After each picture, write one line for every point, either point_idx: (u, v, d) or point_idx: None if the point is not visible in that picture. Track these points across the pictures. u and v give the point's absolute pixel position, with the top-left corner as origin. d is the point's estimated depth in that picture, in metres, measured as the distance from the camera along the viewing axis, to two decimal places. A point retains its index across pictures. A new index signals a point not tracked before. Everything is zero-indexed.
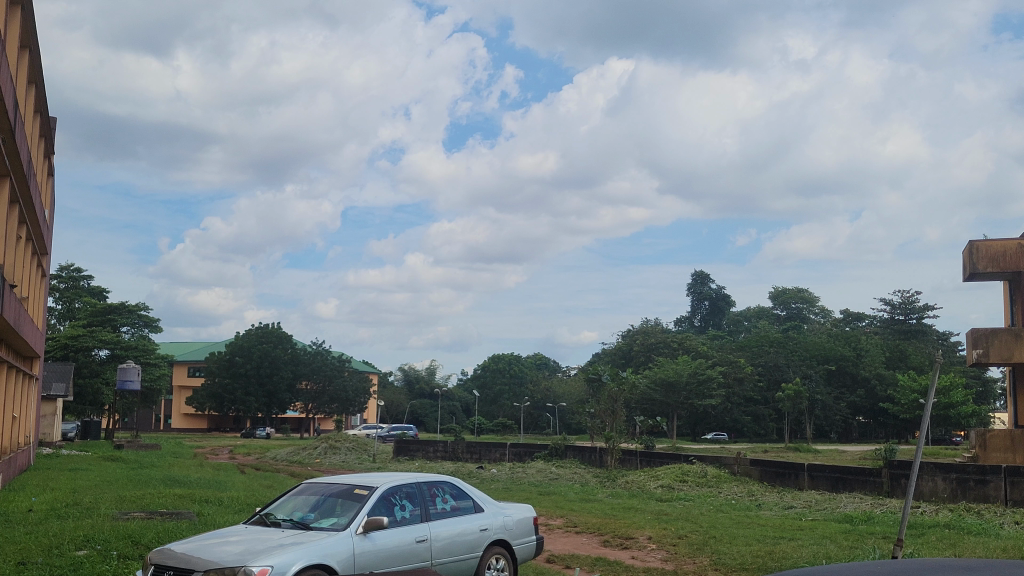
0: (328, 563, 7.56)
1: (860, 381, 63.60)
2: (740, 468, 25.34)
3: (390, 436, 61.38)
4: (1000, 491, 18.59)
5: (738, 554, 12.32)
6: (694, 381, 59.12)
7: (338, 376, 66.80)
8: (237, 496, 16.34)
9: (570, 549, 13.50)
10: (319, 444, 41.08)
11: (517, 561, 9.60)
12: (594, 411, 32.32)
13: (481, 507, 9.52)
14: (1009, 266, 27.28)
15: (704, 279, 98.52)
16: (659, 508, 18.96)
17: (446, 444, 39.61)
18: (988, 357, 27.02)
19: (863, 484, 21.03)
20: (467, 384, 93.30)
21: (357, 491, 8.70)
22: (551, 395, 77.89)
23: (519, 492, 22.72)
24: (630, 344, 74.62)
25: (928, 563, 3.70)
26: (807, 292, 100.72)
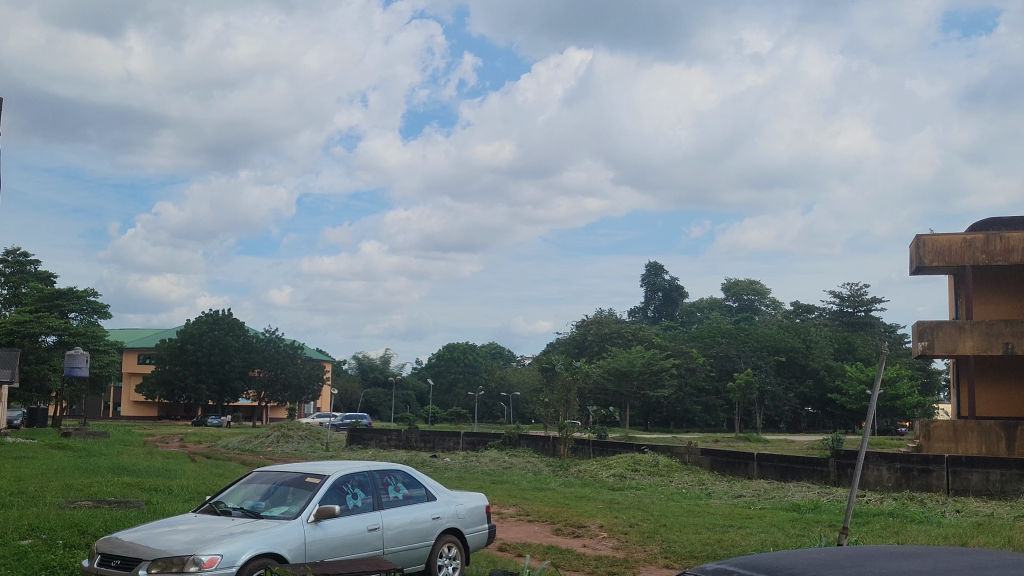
0: (279, 552, 7.51)
1: (809, 372, 64.65)
2: (691, 458, 25.62)
3: (344, 424, 61.15)
4: (943, 481, 19.06)
5: (687, 543, 12.44)
6: (647, 371, 59.67)
7: (291, 364, 66.33)
8: (187, 484, 16.16)
9: (522, 537, 13.54)
10: (271, 432, 40.71)
11: (468, 550, 9.62)
12: (548, 400, 32.41)
13: (433, 495, 9.51)
14: (954, 261, 27.84)
15: (658, 270, 99.27)
16: (612, 498, 19.04)
17: (400, 433, 39.46)
18: (933, 349, 27.58)
19: (811, 474, 21.37)
20: (421, 373, 93.12)
21: (308, 479, 8.65)
22: (505, 384, 78.00)
23: (472, 481, 22.74)
24: (584, 333, 74.94)
25: (870, 551, 3.76)
26: (759, 283, 102.20)
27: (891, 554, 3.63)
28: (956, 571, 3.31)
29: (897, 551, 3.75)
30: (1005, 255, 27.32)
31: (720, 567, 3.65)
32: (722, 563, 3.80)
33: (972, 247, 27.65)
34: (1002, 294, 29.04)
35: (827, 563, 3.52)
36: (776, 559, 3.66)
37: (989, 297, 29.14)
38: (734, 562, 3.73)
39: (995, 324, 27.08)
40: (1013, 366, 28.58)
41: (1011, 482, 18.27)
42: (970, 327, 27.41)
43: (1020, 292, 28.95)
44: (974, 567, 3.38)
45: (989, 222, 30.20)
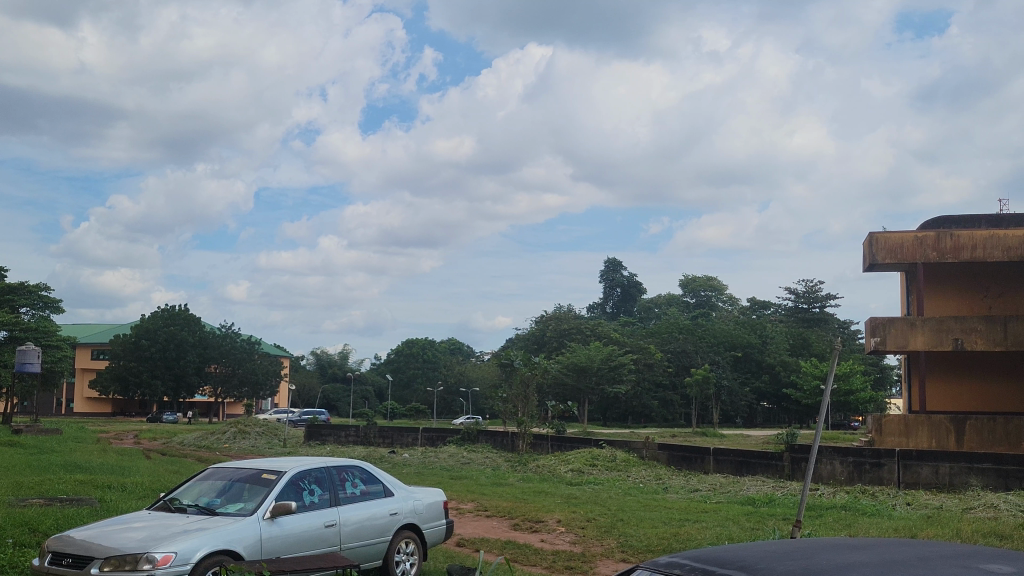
0: (235, 549, 7.45)
1: (765, 368, 65.51)
2: (648, 452, 25.79)
3: (301, 419, 60.81)
4: (894, 474, 19.38)
5: (644, 536, 12.55)
6: (606, 366, 60.02)
7: (248, 360, 65.73)
8: (141, 481, 15.91)
9: (480, 533, 13.56)
10: (227, 428, 40.32)
11: (426, 545, 9.60)
12: (506, 396, 32.44)
13: (391, 491, 9.49)
14: (906, 258, 28.29)
15: (617, 266, 99.96)
16: (570, 492, 19.12)
17: (358, 429, 39.28)
18: (885, 344, 28.07)
19: (766, 468, 21.68)
20: (381, 369, 92.89)
21: (265, 476, 8.58)
22: (464, 380, 78.19)
23: (431, 476, 22.70)
24: (543, 329, 75.10)
25: (819, 543, 3.82)
26: (716, 279, 103.22)
27: (839, 548, 3.65)
28: (902, 561, 3.37)
29: (847, 544, 3.80)
30: (955, 252, 27.86)
31: (672, 560, 3.69)
32: (675, 555, 3.78)
33: (923, 245, 28.14)
34: (951, 291, 29.62)
35: (777, 556, 3.53)
36: (726, 554, 3.65)
37: (938, 293, 29.69)
38: (685, 556, 3.72)
39: (946, 321, 27.57)
40: (962, 362, 29.14)
41: (959, 474, 18.70)
42: (921, 322, 27.88)
43: (969, 287, 29.53)
44: (920, 557, 3.45)
45: (939, 220, 30.78)
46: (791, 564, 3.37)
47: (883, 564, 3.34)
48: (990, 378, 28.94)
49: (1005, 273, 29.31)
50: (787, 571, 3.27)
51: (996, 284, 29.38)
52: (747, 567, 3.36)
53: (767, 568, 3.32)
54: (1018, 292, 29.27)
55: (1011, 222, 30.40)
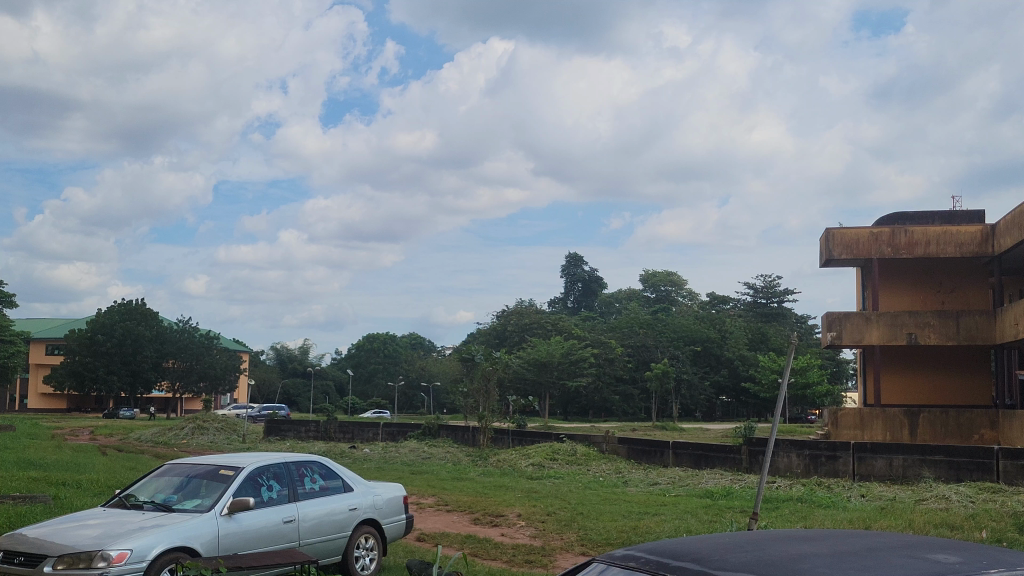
0: (191, 546, 7.37)
1: (724, 362, 66.20)
2: (608, 446, 25.94)
3: (261, 414, 60.48)
4: (849, 466, 19.70)
5: (603, 530, 12.62)
6: (567, 361, 60.31)
7: (206, 354, 65.17)
8: (96, 478, 15.69)
9: (440, 527, 13.54)
10: (185, 423, 39.86)
11: (386, 540, 9.57)
12: (467, 391, 32.42)
13: (350, 486, 9.44)
14: (861, 254, 28.71)
15: (578, 261, 100.26)
16: (530, 486, 19.17)
17: (318, 424, 39.05)
18: (841, 339, 28.48)
19: (724, 461, 21.90)
20: (341, 363, 92.35)
21: (222, 472, 8.50)
22: (425, 374, 78.03)
23: (391, 471, 22.60)
24: (505, 324, 75.12)
25: (772, 535, 3.87)
26: (677, 274, 103.88)
27: (790, 539, 3.71)
28: (851, 552, 3.43)
29: (799, 535, 3.86)
30: (909, 248, 28.33)
31: (628, 552, 3.71)
32: (634, 546, 3.80)
33: (878, 241, 28.58)
34: (905, 286, 30.12)
35: (733, 548, 3.57)
36: (678, 548, 3.67)
37: (892, 288, 30.19)
38: (640, 549, 3.75)
39: (899, 315, 28.03)
40: (915, 356, 29.64)
41: (912, 466, 18.92)
42: (876, 317, 28.33)
43: (923, 282, 30.03)
44: (870, 548, 3.51)
45: (894, 216, 31.25)
46: (745, 555, 3.41)
47: (834, 554, 3.39)
48: (943, 371, 29.44)
49: (958, 268, 29.80)
50: (740, 562, 3.30)
51: (948, 279, 29.85)
52: (702, 559, 3.40)
53: (720, 560, 3.36)
54: (971, 287, 29.77)
55: (964, 218, 30.93)
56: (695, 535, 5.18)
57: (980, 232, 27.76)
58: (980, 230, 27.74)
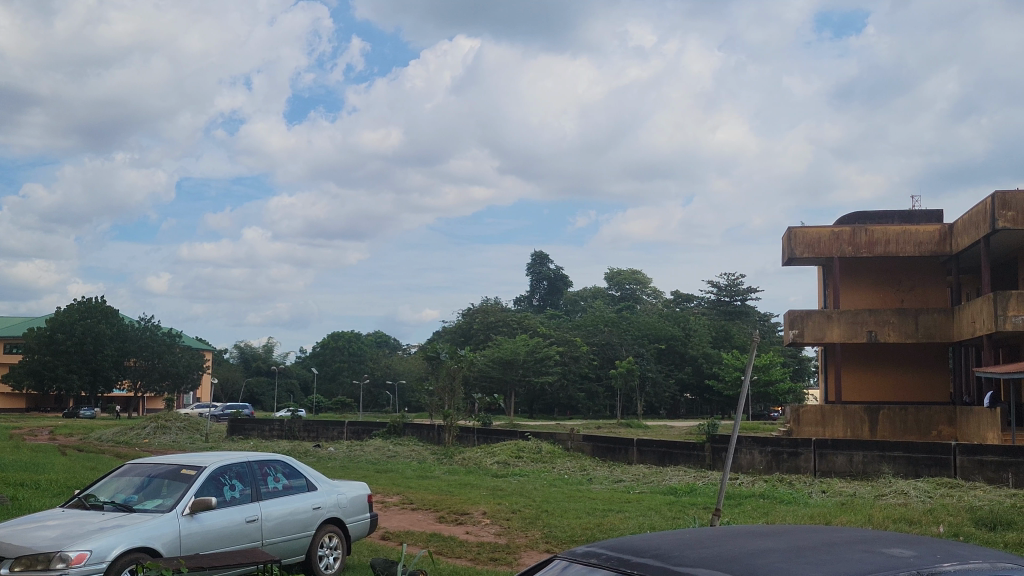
0: (152, 546, 7.30)
1: (688, 359, 66.72)
2: (573, 444, 26.03)
3: (224, 414, 59.91)
4: (810, 463, 19.93)
5: (567, 527, 12.66)
6: (531, 358, 60.46)
7: (168, 353, 64.73)
8: (56, 478, 15.47)
9: (405, 526, 13.51)
10: (146, 422, 39.36)
11: (350, 539, 9.53)
12: (432, 389, 32.31)
13: (314, 485, 9.38)
14: (822, 252, 29.01)
15: (543, 259, 100.40)
16: (495, 484, 19.21)
17: (282, 423, 38.76)
18: (803, 336, 28.77)
19: (688, 458, 22.06)
20: (305, 362, 91.71)
21: (184, 471, 8.42)
22: (391, 373, 77.83)
23: (356, 470, 22.45)
24: (470, 322, 75.05)
25: (732, 531, 3.92)
26: (642, 273, 104.38)
27: (750, 535, 3.75)
28: (808, 547, 3.48)
29: (757, 530, 3.91)
30: (869, 247, 28.72)
31: (590, 550, 3.72)
32: (595, 543, 3.80)
33: (839, 240, 28.93)
34: (865, 284, 30.52)
35: (693, 544, 3.60)
36: (637, 545, 3.67)
37: (853, 286, 30.59)
38: (602, 546, 3.76)
39: (860, 313, 28.38)
40: (876, 353, 30.03)
41: (872, 462, 19.20)
42: (837, 315, 28.66)
43: (883, 281, 30.44)
44: (825, 543, 3.56)
45: (855, 215, 31.65)
46: (704, 551, 3.44)
47: (792, 549, 3.43)
48: (903, 369, 29.86)
49: (916, 267, 30.27)
50: (700, 558, 3.33)
51: (908, 277, 30.29)
52: (662, 555, 3.42)
53: (680, 556, 3.39)
54: (930, 285, 30.23)
55: (923, 218, 31.41)
56: (661, 532, 5.21)
57: (938, 231, 28.21)
58: (938, 229, 28.17)
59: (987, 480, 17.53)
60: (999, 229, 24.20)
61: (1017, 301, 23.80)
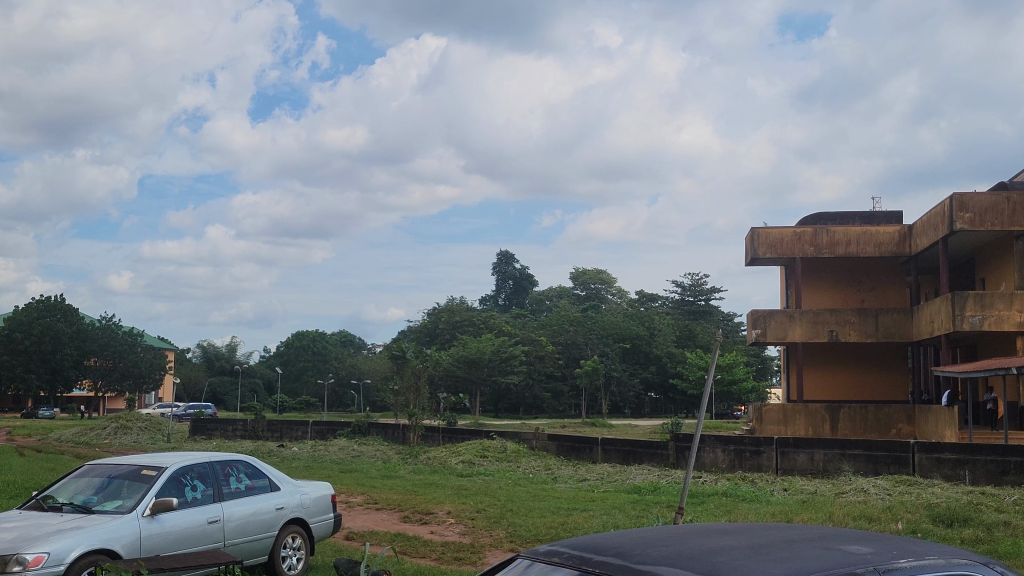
0: (112, 548, 7.21)
1: (652, 359, 67.19)
2: (537, 443, 26.08)
3: (186, 414, 59.29)
4: (773, 461, 20.11)
5: (531, 526, 12.68)
6: (497, 358, 60.47)
7: (130, 352, 64.17)
8: (14, 480, 15.24)
9: (369, 526, 13.42)
10: (108, 423, 38.84)
11: (313, 539, 9.46)
12: (398, 388, 32.21)
13: (277, 486, 9.31)
14: (785, 252, 29.28)
15: (509, 259, 100.38)
16: (461, 483, 19.25)
17: (245, 423, 38.41)
18: (766, 336, 29.03)
19: (652, 457, 22.18)
20: (269, 361, 91.04)
21: (145, 472, 8.32)
22: (356, 372, 77.60)
23: (320, 471, 22.27)
24: (435, 321, 74.96)
25: (695, 528, 3.96)
26: (606, 273, 104.65)
27: (711, 532, 3.79)
28: (770, 544, 3.52)
29: (719, 527, 3.95)
30: (831, 248, 29.03)
31: (553, 548, 3.74)
32: (557, 543, 3.80)
33: (801, 240, 29.20)
34: (827, 284, 30.87)
35: (653, 541, 3.63)
36: (598, 544, 3.69)
37: (815, 286, 30.93)
38: (564, 545, 3.77)
39: (821, 313, 28.67)
40: (838, 353, 30.38)
41: (833, 460, 19.43)
42: (799, 315, 28.93)
43: (844, 281, 30.81)
44: (785, 541, 3.59)
45: (817, 216, 32.01)
46: (663, 549, 3.46)
47: (754, 547, 3.47)
48: (862, 367, 30.26)
49: (876, 268, 30.68)
50: (660, 556, 3.36)
51: (868, 278, 30.69)
52: (623, 553, 3.44)
53: (641, 553, 3.42)
54: (890, 286, 30.65)
55: (883, 219, 31.86)
56: (628, 532, 5.20)
57: (898, 232, 28.61)
58: (898, 230, 28.57)
59: (945, 477, 17.80)
60: (956, 230, 24.59)
61: (974, 300, 24.19)
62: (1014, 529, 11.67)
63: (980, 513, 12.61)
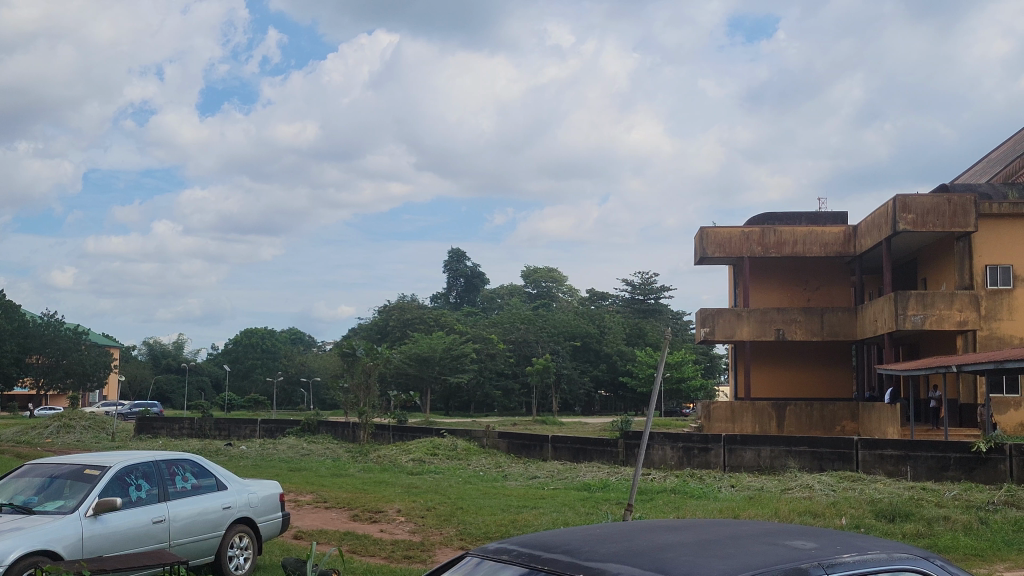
0: (53, 549, 7.07)
1: (602, 356, 67.82)
2: (488, 440, 26.07)
3: (132, 413, 58.29)
4: (720, 458, 20.37)
5: (483, 524, 12.69)
6: (448, 355, 60.35)
7: (73, 350, 62.88)
8: None
9: (318, 525, 13.28)
10: (49, 421, 38.02)
11: (262, 539, 9.38)
12: (348, 386, 31.97)
13: (224, 485, 9.20)
14: (733, 252, 29.58)
15: (460, 257, 100.03)
16: (411, 481, 19.23)
17: (192, 421, 37.86)
18: (714, 335, 29.30)
19: (602, 454, 22.31)
20: (217, 359, 89.88)
21: (87, 471, 8.17)
22: (305, 370, 77.10)
23: (268, 469, 22.11)
24: (386, 319, 74.69)
25: (643, 525, 4.00)
26: (557, 271, 104.88)
27: (659, 529, 3.82)
28: (716, 540, 3.57)
29: (666, 524, 3.98)
30: (778, 248, 29.42)
31: (502, 546, 3.74)
32: (506, 542, 3.79)
33: (749, 240, 29.56)
34: (774, 283, 31.28)
35: (599, 538, 3.67)
36: (547, 543, 3.69)
37: (763, 285, 31.33)
38: (515, 543, 3.75)
39: (769, 312, 29.06)
40: (784, 352, 30.80)
41: (779, 457, 19.70)
42: (747, 313, 29.28)
43: (791, 280, 31.28)
44: (730, 537, 3.64)
45: (764, 216, 32.45)
46: (612, 547, 3.49)
47: (701, 543, 3.52)
48: (807, 364, 30.74)
49: (822, 268, 31.20)
50: (610, 552, 3.39)
51: (814, 278, 31.20)
52: (571, 551, 3.46)
53: (588, 551, 3.44)
54: (835, 285, 31.21)
55: (829, 219, 32.41)
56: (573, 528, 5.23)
57: (843, 232, 29.14)
58: (843, 231, 29.11)
59: (887, 473, 18.18)
60: (900, 231, 25.13)
61: (916, 300, 24.71)
62: (953, 522, 11.96)
63: (921, 508, 12.90)
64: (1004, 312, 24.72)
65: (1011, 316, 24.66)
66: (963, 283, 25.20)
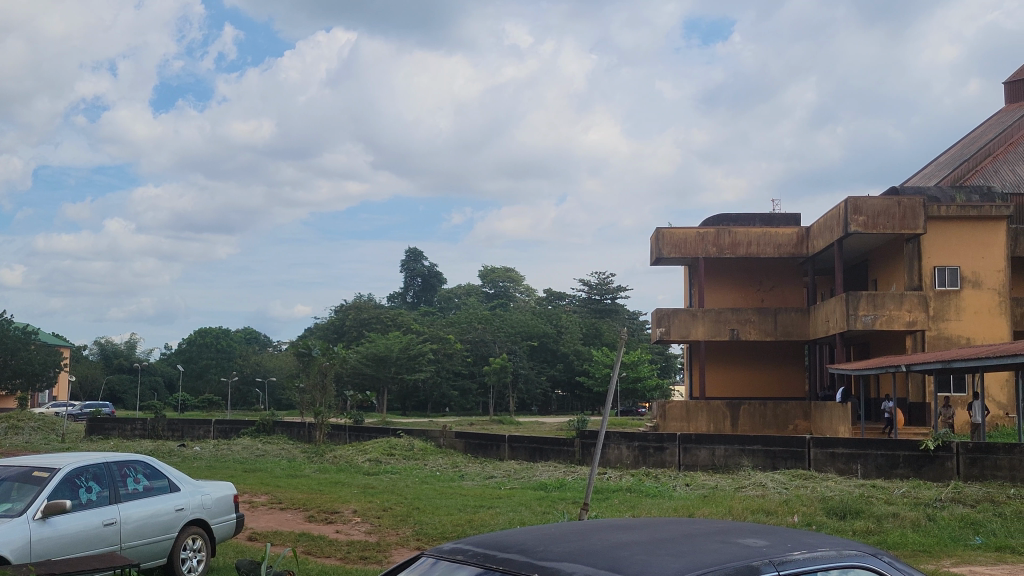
0: None
1: (559, 356, 68.09)
2: (445, 440, 26.03)
3: (83, 414, 57.31)
4: (675, 457, 20.53)
5: (438, 524, 12.67)
6: (404, 355, 60.09)
7: (22, 349, 61.63)
8: None
9: (273, 526, 13.21)
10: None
11: (215, 541, 9.28)
12: (303, 386, 31.69)
13: (177, 486, 9.09)
14: (689, 253, 29.79)
15: (417, 256, 99.57)
16: (367, 481, 19.17)
17: (144, 422, 37.28)
18: (670, 334, 29.46)
19: (559, 454, 22.38)
20: (170, 359, 88.60)
21: (36, 473, 8.03)
22: (260, 369, 76.48)
23: (222, 470, 21.88)
24: (342, 318, 74.21)
25: (598, 523, 4.02)
26: (514, 271, 104.93)
27: (613, 529, 3.85)
28: (668, 538, 3.60)
29: (619, 523, 4.01)
30: (732, 248, 29.73)
31: (457, 545, 3.75)
32: (461, 543, 3.79)
33: (705, 240, 29.77)
34: (729, 284, 31.57)
35: (554, 537, 3.68)
36: (502, 544, 3.68)
37: (718, 286, 31.62)
38: (471, 544, 3.75)
39: (723, 312, 29.32)
40: (739, 351, 31.12)
41: (733, 456, 19.90)
42: (702, 313, 29.50)
43: (745, 280, 31.61)
44: (683, 535, 3.68)
45: (719, 216, 32.74)
46: (567, 546, 3.50)
47: (653, 541, 3.55)
48: (761, 363, 31.11)
49: (776, 268, 31.60)
50: (564, 551, 3.41)
51: (768, 278, 31.57)
52: (528, 551, 3.47)
53: (544, 550, 3.46)
54: (788, 285, 31.64)
55: (782, 220, 32.81)
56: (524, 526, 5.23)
57: (796, 234, 29.53)
58: (796, 232, 29.50)
59: (838, 471, 18.48)
60: (851, 233, 25.51)
61: (867, 300, 25.12)
62: (901, 519, 12.18)
63: (870, 505, 13.12)
64: (951, 312, 25.21)
65: (958, 316, 25.19)
66: (912, 283, 25.66)
